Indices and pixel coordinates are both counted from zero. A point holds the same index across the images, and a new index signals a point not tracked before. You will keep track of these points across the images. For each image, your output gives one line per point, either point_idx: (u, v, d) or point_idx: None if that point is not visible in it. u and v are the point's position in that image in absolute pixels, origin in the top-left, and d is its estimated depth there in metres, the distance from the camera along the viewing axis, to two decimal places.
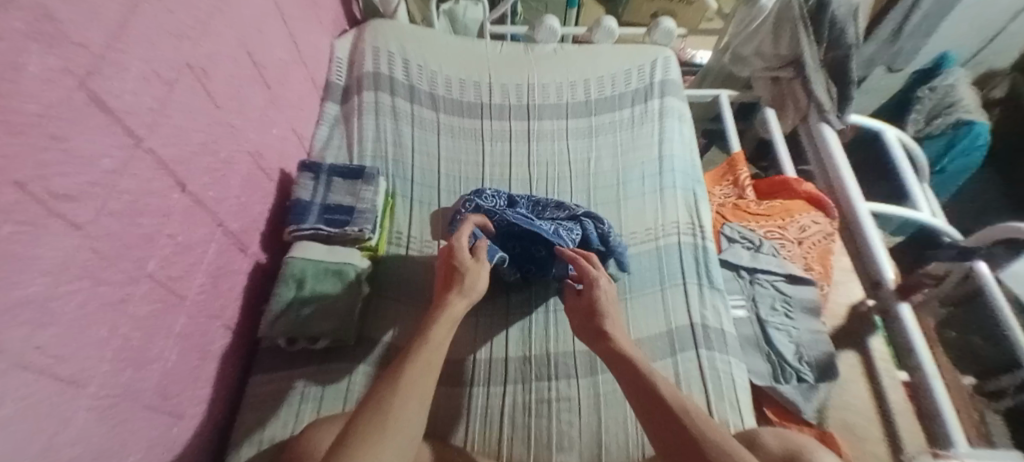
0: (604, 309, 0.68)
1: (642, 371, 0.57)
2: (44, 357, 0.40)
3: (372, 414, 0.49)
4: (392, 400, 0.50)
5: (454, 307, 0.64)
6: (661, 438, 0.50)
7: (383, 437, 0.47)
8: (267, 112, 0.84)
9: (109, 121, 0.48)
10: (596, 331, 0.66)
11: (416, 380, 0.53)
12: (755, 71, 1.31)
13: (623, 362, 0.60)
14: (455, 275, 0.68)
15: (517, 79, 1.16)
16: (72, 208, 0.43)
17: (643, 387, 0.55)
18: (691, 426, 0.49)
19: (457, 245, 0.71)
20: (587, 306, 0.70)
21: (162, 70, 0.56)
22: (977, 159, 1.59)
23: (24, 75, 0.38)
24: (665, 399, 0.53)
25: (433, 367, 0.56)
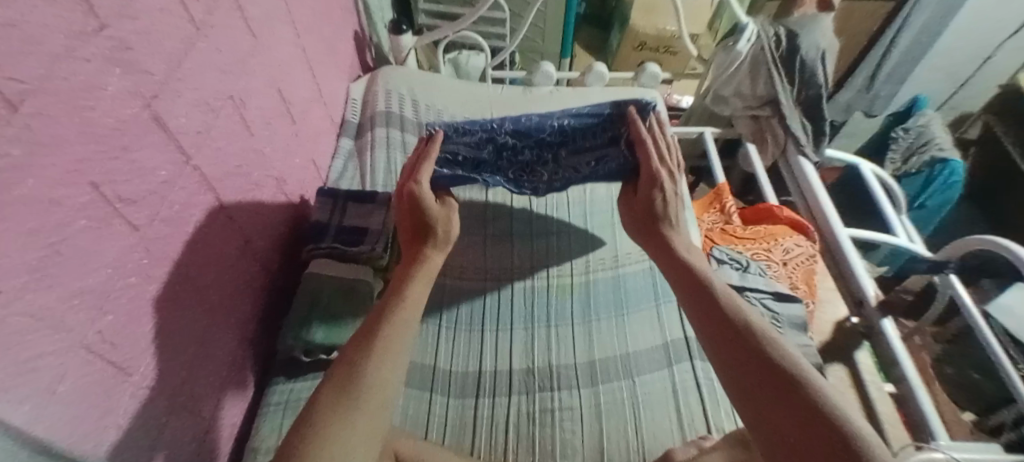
0: (657, 209, 0.78)
1: (687, 263, 0.67)
2: (101, 341, 0.46)
3: (343, 375, 0.52)
4: (369, 358, 0.54)
5: (430, 262, 0.71)
6: (703, 304, 0.59)
7: (354, 393, 0.51)
8: (292, 142, 0.92)
9: (166, 139, 0.55)
10: (651, 232, 0.77)
11: (394, 336, 0.57)
12: (735, 111, 1.40)
13: (675, 259, 0.69)
14: (428, 230, 0.75)
15: (517, 117, 1.26)
16: (132, 211, 0.50)
17: (687, 273, 0.65)
18: (718, 298, 0.58)
19: (420, 190, 0.76)
20: (641, 207, 0.80)
21: (209, 99, 0.65)
22: (954, 195, 1.67)
23: (103, 93, 0.45)
24: (701, 281, 0.62)
25: (406, 324, 0.59)
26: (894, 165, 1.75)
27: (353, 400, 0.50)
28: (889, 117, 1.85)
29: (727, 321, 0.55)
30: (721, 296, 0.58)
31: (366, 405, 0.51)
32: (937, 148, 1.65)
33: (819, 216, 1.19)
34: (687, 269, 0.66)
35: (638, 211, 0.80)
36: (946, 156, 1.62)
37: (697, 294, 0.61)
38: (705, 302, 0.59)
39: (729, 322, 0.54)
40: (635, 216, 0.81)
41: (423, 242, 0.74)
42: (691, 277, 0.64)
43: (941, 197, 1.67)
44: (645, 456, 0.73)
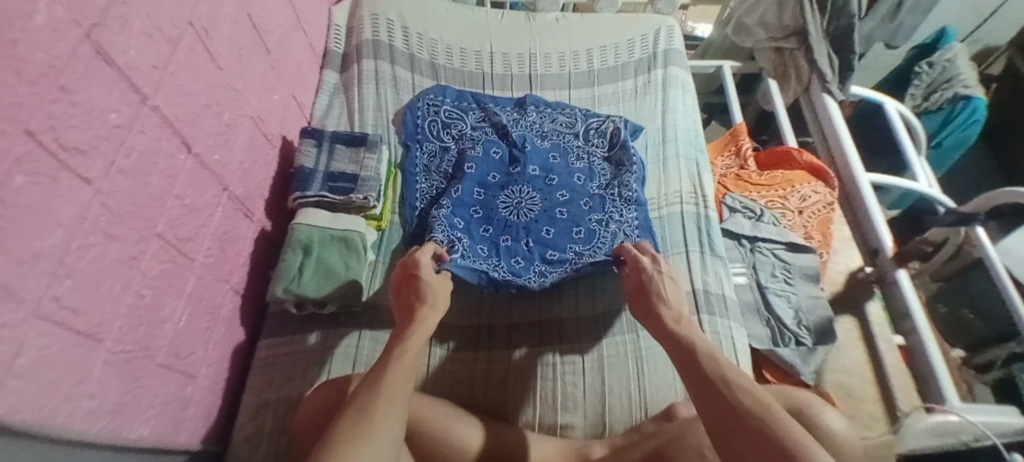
0: (656, 289, 0.67)
1: (686, 344, 0.56)
2: (62, 308, 0.41)
3: (356, 413, 0.46)
4: (377, 398, 0.48)
5: (426, 323, 0.60)
6: (707, 408, 0.47)
7: (366, 437, 0.44)
8: (269, 77, 0.83)
9: (115, 78, 0.47)
10: (649, 312, 0.65)
11: (400, 382, 0.50)
12: (757, 42, 1.28)
13: (677, 342, 0.57)
14: (419, 290, 0.65)
15: (520, 48, 1.14)
16: (82, 162, 0.43)
17: (688, 360, 0.53)
18: (732, 397, 0.46)
19: (417, 258, 0.69)
20: (637, 286, 0.69)
21: (165, 28, 0.56)
22: (973, 134, 1.57)
23: (34, 23, 0.37)
24: (703, 371, 0.51)
25: (412, 374, 0.52)
26: (915, 101, 1.63)
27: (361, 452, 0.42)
28: (913, 49, 1.70)
29: (741, 433, 0.44)
30: (732, 393, 0.47)
31: (381, 442, 0.44)
32: (962, 84, 1.52)
33: (838, 159, 1.13)
34: (686, 351, 0.55)
35: (635, 285, 0.70)
36: (969, 94, 1.50)
37: (719, 404, 0.46)
38: (713, 400, 0.47)
39: (749, 429, 0.43)
40: (630, 291, 0.70)
41: (414, 307, 0.62)
42: (690, 362, 0.53)
43: (960, 136, 1.57)
44: (647, 409, 0.72)
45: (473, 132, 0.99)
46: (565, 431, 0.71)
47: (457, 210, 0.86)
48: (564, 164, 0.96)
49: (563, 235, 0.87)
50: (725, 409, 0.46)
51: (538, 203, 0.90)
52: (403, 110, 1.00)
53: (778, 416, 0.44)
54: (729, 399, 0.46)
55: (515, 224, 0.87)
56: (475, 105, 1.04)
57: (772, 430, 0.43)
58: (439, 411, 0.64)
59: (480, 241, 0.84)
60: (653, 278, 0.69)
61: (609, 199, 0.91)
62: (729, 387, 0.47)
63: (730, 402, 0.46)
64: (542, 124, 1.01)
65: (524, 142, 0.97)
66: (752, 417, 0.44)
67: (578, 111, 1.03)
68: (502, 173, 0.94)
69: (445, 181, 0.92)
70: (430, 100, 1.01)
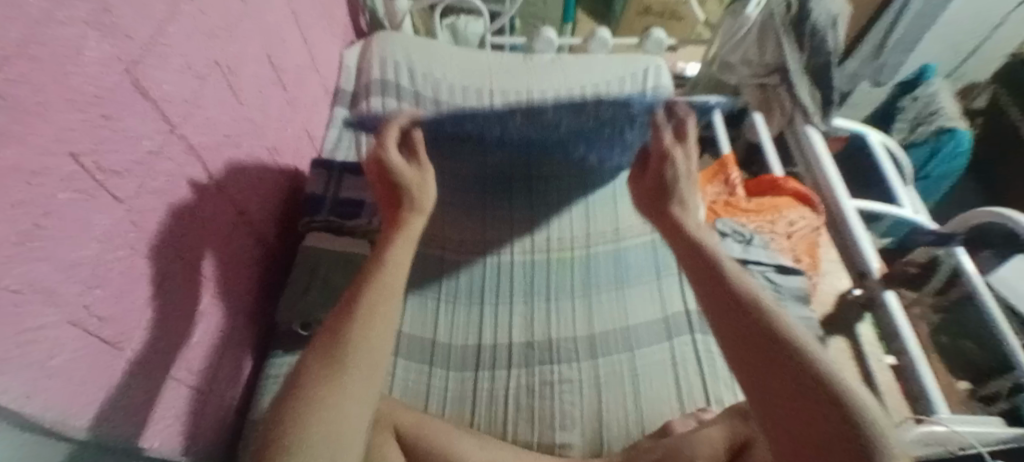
0: (672, 186, 0.61)
1: (702, 247, 0.51)
2: (92, 316, 0.45)
3: (336, 328, 0.48)
4: (353, 324, 0.48)
5: (410, 230, 0.61)
6: (719, 313, 0.42)
7: (351, 349, 0.46)
8: (284, 112, 0.90)
9: (151, 109, 0.53)
10: (665, 212, 0.60)
11: (378, 303, 0.50)
12: (742, 79, 1.35)
13: (691, 246, 0.52)
14: (399, 195, 0.65)
15: (518, 86, 1.22)
16: (118, 183, 0.48)
17: (704, 264, 0.48)
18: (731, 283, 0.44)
19: (385, 156, 0.66)
20: (646, 180, 0.65)
21: (196, 65, 0.62)
22: (959, 166, 1.64)
23: (83, 58, 0.42)
24: (721, 274, 0.45)
25: (394, 294, 0.52)
26: (901, 134, 1.69)
27: (346, 365, 0.44)
28: (897, 85, 1.79)
29: (754, 335, 0.38)
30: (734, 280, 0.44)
31: (363, 369, 0.45)
32: (945, 117, 1.60)
33: (824, 188, 1.17)
34: (702, 256, 0.49)
35: (643, 187, 0.65)
36: (954, 126, 1.58)
37: (710, 286, 0.45)
38: (706, 282, 0.46)
39: (766, 337, 0.38)
40: (635, 182, 0.67)
41: (400, 214, 0.63)
42: (705, 267, 0.47)
43: (946, 168, 1.64)
44: (643, 427, 0.74)
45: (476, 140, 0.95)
46: (563, 450, 0.72)
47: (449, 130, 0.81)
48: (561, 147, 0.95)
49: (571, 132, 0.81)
50: (738, 315, 0.40)
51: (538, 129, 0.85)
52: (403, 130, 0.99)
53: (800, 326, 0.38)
54: (748, 307, 0.40)
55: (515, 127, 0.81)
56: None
57: (782, 327, 0.38)
58: (439, 429, 0.66)
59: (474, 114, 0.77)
60: (667, 171, 0.62)
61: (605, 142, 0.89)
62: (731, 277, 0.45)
63: (727, 285, 0.44)
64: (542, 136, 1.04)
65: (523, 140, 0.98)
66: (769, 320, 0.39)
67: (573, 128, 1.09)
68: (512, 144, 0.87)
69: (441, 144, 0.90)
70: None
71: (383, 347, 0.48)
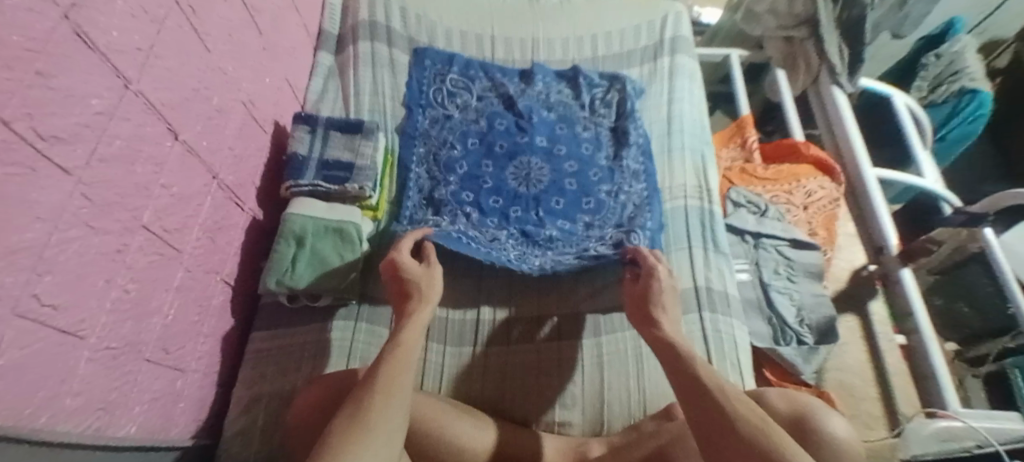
0: (660, 300, 0.64)
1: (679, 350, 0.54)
2: (41, 306, 0.39)
3: (351, 411, 0.44)
4: (373, 393, 0.45)
5: (418, 316, 0.57)
6: (697, 419, 0.46)
7: (362, 431, 0.41)
8: (261, 59, 0.80)
9: (97, 61, 0.44)
10: (648, 318, 0.63)
11: (396, 372, 0.48)
12: (767, 31, 1.23)
13: (667, 349, 0.55)
14: (409, 288, 0.62)
15: (522, 33, 1.11)
16: (61, 151, 0.40)
17: (676, 365, 0.52)
18: (727, 407, 0.45)
19: (398, 258, 0.65)
20: (641, 293, 0.66)
21: (150, 7, 0.52)
22: (978, 127, 1.53)
23: (8, 2, 0.34)
24: (697, 378, 0.49)
25: (407, 366, 0.50)
26: (920, 94, 1.60)
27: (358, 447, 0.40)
28: (920, 39, 1.65)
29: (728, 439, 0.43)
30: (727, 400, 0.46)
31: (381, 439, 0.42)
32: (969, 77, 1.49)
33: (846, 155, 1.10)
34: (678, 358, 0.53)
35: (634, 296, 0.67)
36: (976, 87, 1.48)
37: (709, 413, 0.45)
38: (703, 402, 0.46)
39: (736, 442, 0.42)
40: (631, 299, 0.68)
41: (405, 302, 0.60)
42: (681, 368, 0.51)
43: (965, 129, 1.54)
44: (646, 407, 0.71)
45: (479, 103, 0.98)
46: (563, 428, 0.71)
47: (466, 184, 0.87)
48: (571, 134, 0.95)
49: (573, 205, 0.87)
50: (718, 420, 0.44)
51: (547, 173, 0.89)
52: (413, 64, 1.01)
53: (773, 428, 0.43)
54: (724, 407, 0.45)
55: (525, 195, 0.87)
56: (482, 75, 1.02)
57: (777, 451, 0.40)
58: (439, 409, 0.62)
59: (491, 213, 0.84)
60: (654, 285, 0.66)
61: (617, 171, 0.91)
62: (724, 395, 0.46)
63: (725, 409, 0.45)
64: (548, 95, 1.00)
65: (531, 113, 0.96)
66: (744, 423, 0.43)
67: (581, 81, 1.02)
68: (509, 142, 0.93)
69: (459, 147, 0.91)
70: (437, 69, 1.01)
71: (395, 431, 0.44)
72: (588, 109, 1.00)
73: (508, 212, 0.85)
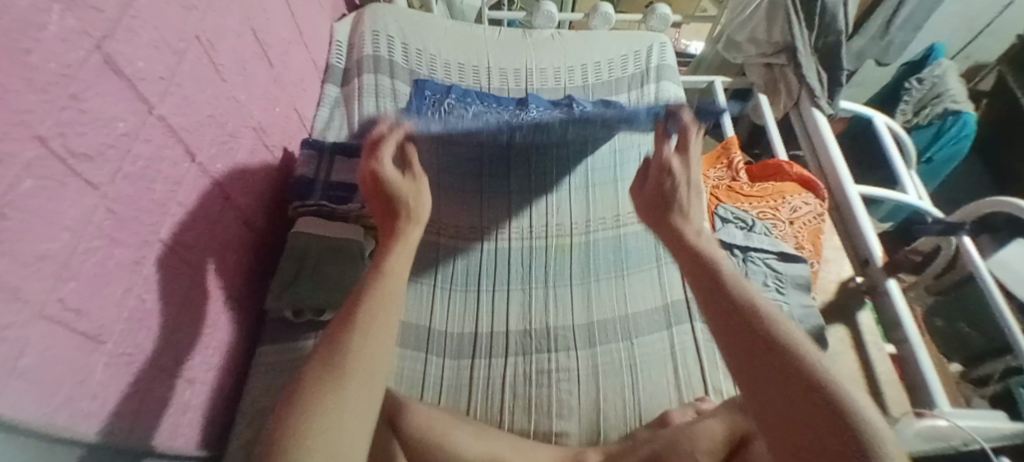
0: (677, 197, 0.54)
1: (704, 257, 0.45)
2: (65, 309, 0.42)
3: (328, 351, 0.41)
4: (354, 332, 0.42)
5: (406, 239, 0.53)
6: (724, 327, 0.38)
7: (343, 374, 0.40)
8: (271, 90, 0.86)
9: (123, 87, 0.49)
10: (663, 222, 0.53)
11: (379, 304, 0.45)
12: (748, 58, 1.32)
13: (692, 256, 0.46)
14: (394, 204, 0.55)
15: (516, 64, 1.18)
16: (89, 168, 0.44)
17: (699, 271, 0.44)
18: (751, 317, 0.37)
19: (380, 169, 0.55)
20: (653, 196, 0.56)
21: (172, 40, 0.58)
22: (963, 148, 1.60)
23: (44, 34, 0.38)
24: (717, 287, 0.41)
25: (386, 305, 0.45)
26: (905, 117, 1.66)
27: (339, 388, 0.39)
28: (903, 66, 1.74)
29: (762, 349, 0.34)
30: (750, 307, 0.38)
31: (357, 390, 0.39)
32: (951, 99, 1.55)
33: (830, 173, 1.14)
34: (704, 268, 0.44)
35: (644, 199, 0.57)
36: (959, 108, 1.53)
37: (730, 322, 0.37)
38: (722, 312, 0.38)
39: (774, 356, 0.34)
40: (642, 203, 0.57)
41: (395, 219, 0.55)
42: (708, 279, 0.42)
43: (950, 150, 1.59)
44: (641, 416, 0.73)
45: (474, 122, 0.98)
46: (561, 439, 0.72)
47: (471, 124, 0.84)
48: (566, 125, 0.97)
49: None
50: (741, 330, 0.36)
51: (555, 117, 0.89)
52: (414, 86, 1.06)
53: (807, 344, 0.34)
54: (745, 316, 0.37)
55: None
56: (477, 104, 1.06)
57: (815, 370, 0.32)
58: (438, 417, 0.64)
59: None
60: (667, 183, 0.55)
61: None
62: (746, 306, 0.38)
63: (748, 319, 0.37)
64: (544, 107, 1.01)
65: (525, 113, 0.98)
66: (777, 333, 0.35)
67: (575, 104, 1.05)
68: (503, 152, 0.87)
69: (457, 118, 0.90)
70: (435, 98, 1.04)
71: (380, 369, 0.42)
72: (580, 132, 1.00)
73: None
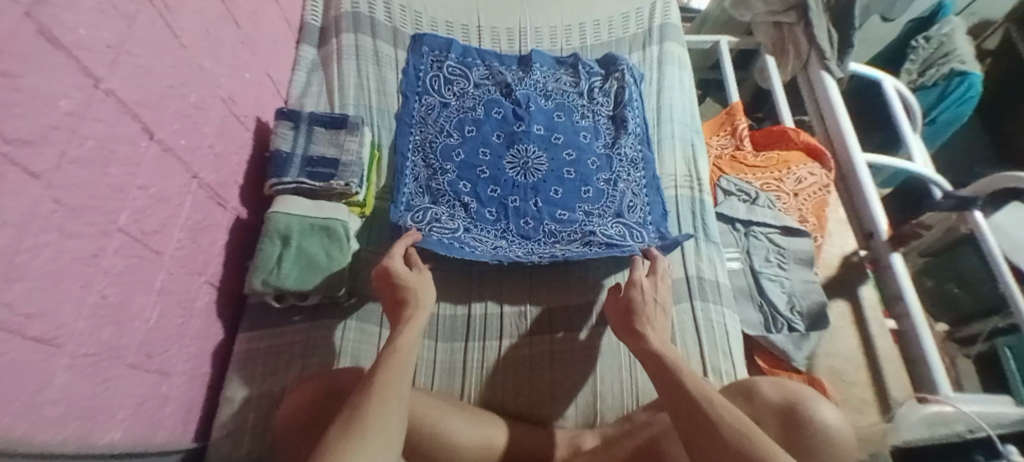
0: (641, 308, 0.64)
1: (666, 361, 0.54)
2: (15, 315, 0.38)
3: (348, 415, 0.44)
4: (370, 398, 0.45)
5: (415, 323, 0.56)
6: (684, 421, 0.46)
7: (360, 434, 0.41)
8: (239, 54, 0.78)
9: (63, 59, 0.43)
10: (631, 329, 0.62)
11: (392, 374, 0.48)
12: (756, 16, 1.22)
13: (654, 358, 0.55)
14: (401, 295, 0.60)
15: (508, 22, 1.09)
16: (29, 155, 0.39)
17: (663, 375, 0.52)
18: (713, 417, 0.45)
19: (391, 265, 0.62)
20: (625, 303, 0.65)
21: (119, 1, 0.50)
22: (966, 111, 1.54)
23: None
24: (686, 387, 0.49)
25: (403, 374, 0.49)
26: (910, 77, 1.59)
27: (359, 442, 0.41)
28: (911, 23, 1.65)
29: (712, 443, 0.44)
30: (713, 409, 0.46)
31: (377, 439, 0.42)
32: (958, 59, 1.48)
33: (836, 140, 1.10)
34: (668, 373, 0.52)
35: (615, 305, 0.66)
36: (966, 69, 1.46)
37: (691, 423, 0.46)
38: (691, 415, 0.46)
39: (727, 451, 0.42)
40: (614, 306, 0.66)
41: (401, 305, 0.60)
42: (675, 387, 0.50)
43: (955, 112, 1.54)
44: (638, 398, 0.72)
45: (476, 90, 0.96)
46: (556, 421, 0.70)
47: (463, 173, 0.86)
48: (569, 122, 0.94)
49: (572, 195, 0.86)
50: (704, 425, 0.45)
51: (546, 162, 0.88)
52: (411, 46, 1.00)
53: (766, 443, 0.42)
54: (708, 414, 0.46)
55: (523, 184, 0.86)
56: (479, 64, 1.00)
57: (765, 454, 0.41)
58: (435, 406, 0.62)
59: (489, 203, 0.84)
60: (637, 296, 0.65)
61: (615, 159, 0.90)
62: (709, 403, 0.47)
63: (711, 418, 0.45)
64: (546, 83, 0.98)
65: (529, 102, 0.95)
66: (726, 428, 0.44)
67: (582, 68, 1.00)
68: (506, 131, 0.92)
69: (455, 135, 0.90)
70: (435, 55, 0.98)
71: (393, 437, 0.44)
72: (586, 97, 0.98)
73: (505, 203, 0.84)
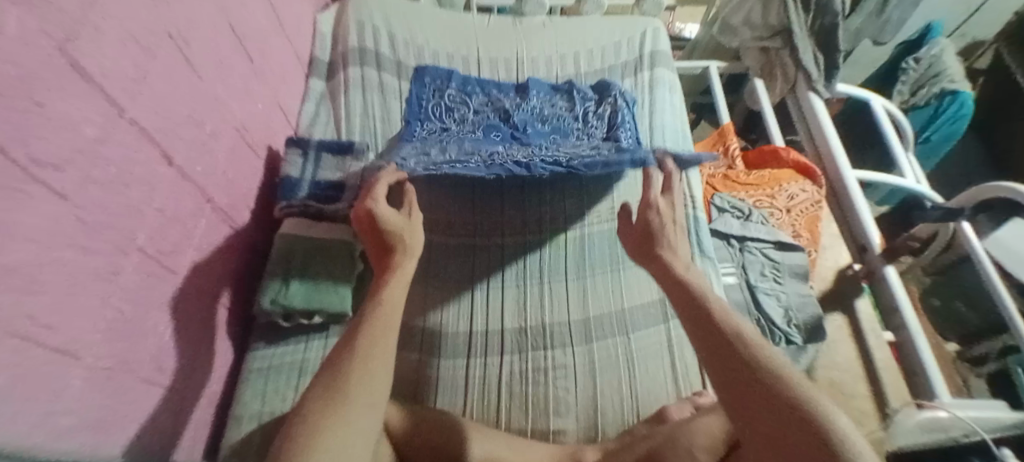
0: (665, 233, 0.56)
1: (693, 291, 0.46)
2: (36, 326, 0.41)
3: (328, 383, 0.41)
4: (353, 363, 0.42)
5: (400, 274, 0.52)
6: (709, 354, 0.39)
7: (341, 407, 0.39)
8: (252, 85, 0.83)
9: (90, 90, 0.47)
10: (652, 254, 0.55)
11: (376, 342, 0.44)
12: (743, 42, 1.29)
13: (679, 286, 0.48)
14: (389, 243, 0.56)
15: (506, 53, 1.15)
16: (54, 176, 0.42)
17: (692, 307, 0.44)
18: (747, 353, 0.37)
19: (375, 209, 0.58)
20: (642, 230, 0.58)
21: (142, 37, 0.55)
22: (961, 128, 1.57)
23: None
24: (715, 323, 0.41)
25: (390, 335, 0.45)
26: (903, 97, 1.62)
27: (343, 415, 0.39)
28: (900, 45, 1.69)
29: (739, 378, 0.36)
30: (744, 347, 0.38)
31: (360, 413, 0.39)
32: (949, 79, 1.51)
33: (826, 157, 1.13)
34: (693, 301, 0.44)
35: (633, 234, 0.59)
36: (956, 88, 1.50)
37: (716, 351, 0.38)
38: (719, 352, 0.38)
39: (756, 386, 0.34)
40: (631, 237, 0.59)
41: (389, 253, 0.55)
42: (703, 325, 0.41)
43: (948, 130, 1.57)
44: (638, 412, 0.73)
45: (476, 117, 1.00)
46: (558, 437, 0.71)
47: None
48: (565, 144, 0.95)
49: None
50: (732, 361, 0.37)
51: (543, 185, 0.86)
52: (413, 78, 1.05)
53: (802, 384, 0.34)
54: (741, 351, 0.37)
55: None
56: (479, 93, 1.05)
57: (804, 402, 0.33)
58: (432, 420, 0.63)
59: None
60: (654, 219, 0.58)
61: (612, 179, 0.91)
62: (740, 340, 0.38)
63: (742, 355, 0.37)
64: (543, 108, 1.02)
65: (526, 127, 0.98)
66: (760, 368, 0.36)
67: (576, 94, 1.05)
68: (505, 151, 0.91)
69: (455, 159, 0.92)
70: (436, 85, 1.04)
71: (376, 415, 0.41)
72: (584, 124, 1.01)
73: None
